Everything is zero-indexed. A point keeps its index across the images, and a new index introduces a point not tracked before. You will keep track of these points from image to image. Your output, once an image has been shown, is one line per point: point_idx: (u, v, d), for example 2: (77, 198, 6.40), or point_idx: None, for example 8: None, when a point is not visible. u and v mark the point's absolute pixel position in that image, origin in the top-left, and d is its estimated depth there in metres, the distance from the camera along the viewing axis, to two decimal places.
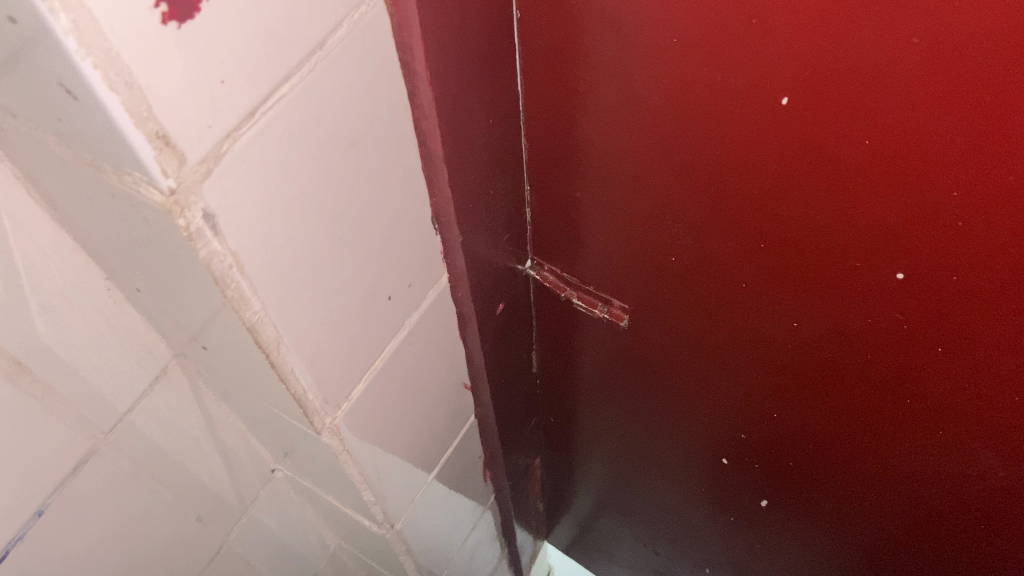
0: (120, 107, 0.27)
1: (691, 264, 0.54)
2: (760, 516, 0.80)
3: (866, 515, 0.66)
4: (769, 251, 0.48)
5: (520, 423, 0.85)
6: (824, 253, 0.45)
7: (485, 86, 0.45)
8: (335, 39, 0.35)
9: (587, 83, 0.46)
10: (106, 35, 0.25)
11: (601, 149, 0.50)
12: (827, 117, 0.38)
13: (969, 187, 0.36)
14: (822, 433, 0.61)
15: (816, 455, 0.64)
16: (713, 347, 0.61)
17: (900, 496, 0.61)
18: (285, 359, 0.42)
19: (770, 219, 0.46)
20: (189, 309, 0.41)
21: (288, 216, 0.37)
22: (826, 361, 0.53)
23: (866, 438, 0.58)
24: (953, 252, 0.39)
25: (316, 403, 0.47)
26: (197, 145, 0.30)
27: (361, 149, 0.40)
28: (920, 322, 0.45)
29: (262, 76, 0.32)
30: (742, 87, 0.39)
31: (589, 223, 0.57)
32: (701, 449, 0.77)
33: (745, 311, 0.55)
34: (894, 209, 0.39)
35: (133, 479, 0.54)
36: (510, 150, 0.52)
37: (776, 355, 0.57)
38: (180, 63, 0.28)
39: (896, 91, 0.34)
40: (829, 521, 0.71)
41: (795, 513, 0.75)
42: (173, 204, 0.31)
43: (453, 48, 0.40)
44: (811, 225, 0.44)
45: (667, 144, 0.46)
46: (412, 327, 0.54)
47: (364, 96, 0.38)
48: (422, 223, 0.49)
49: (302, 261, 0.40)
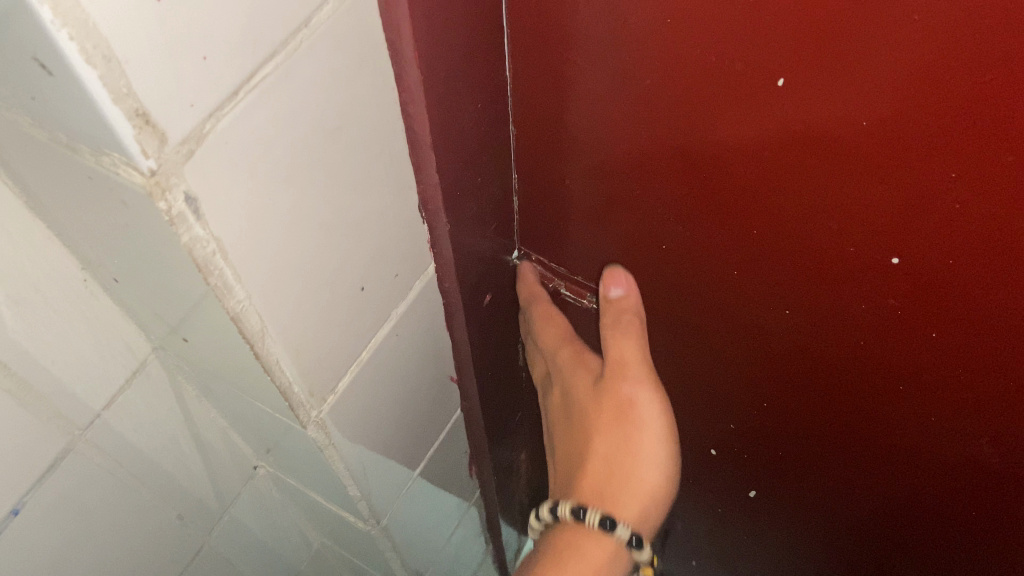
0: (98, 82, 0.25)
1: (682, 252, 0.53)
2: (749, 507, 0.80)
3: (856, 504, 0.66)
4: (762, 239, 0.47)
5: (507, 417, 0.84)
6: (819, 239, 0.45)
7: (472, 71, 0.44)
8: (321, 18, 0.33)
9: (574, 70, 0.45)
10: (83, 6, 0.24)
11: (590, 134, 0.49)
12: (822, 99, 0.37)
13: (969, 169, 0.35)
14: (813, 422, 0.60)
15: (806, 444, 0.64)
16: (703, 337, 0.60)
17: (892, 485, 0.61)
18: (271, 349, 0.41)
19: (763, 206, 0.45)
20: (171, 300, 0.40)
21: (274, 200, 0.36)
22: (819, 348, 0.53)
23: (857, 427, 0.57)
24: (951, 235, 0.39)
25: (302, 396, 0.46)
26: (178, 125, 0.29)
27: (348, 132, 0.39)
28: (915, 308, 0.45)
29: (244, 55, 0.30)
30: (735, 70, 0.38)
31: (577, 212, 0.57)
32: (690, 440, 0.76)
33: (737, 301, 0.54)
34: (892, 191, 0.39)
35: (111, 477, 0.52)
36: (497, 137, 0.52)
37: (766, 342, 0.56)
38: (161, 39, 0.27)
39: (893, 72, 0.34)
40: (818, 510, 0.71)
41: (784, 503, 0.75)
42: (154, 186, 0.29)
43: (442, 30, 0.39)
44: (807, 210, 0.43)
45: (659, 128, 0.45)
46: (399, 318, 0.53)
47: (352, 78, 0.37)
48: (409, 212, 0.48)
49: (287, 247, 0.38)
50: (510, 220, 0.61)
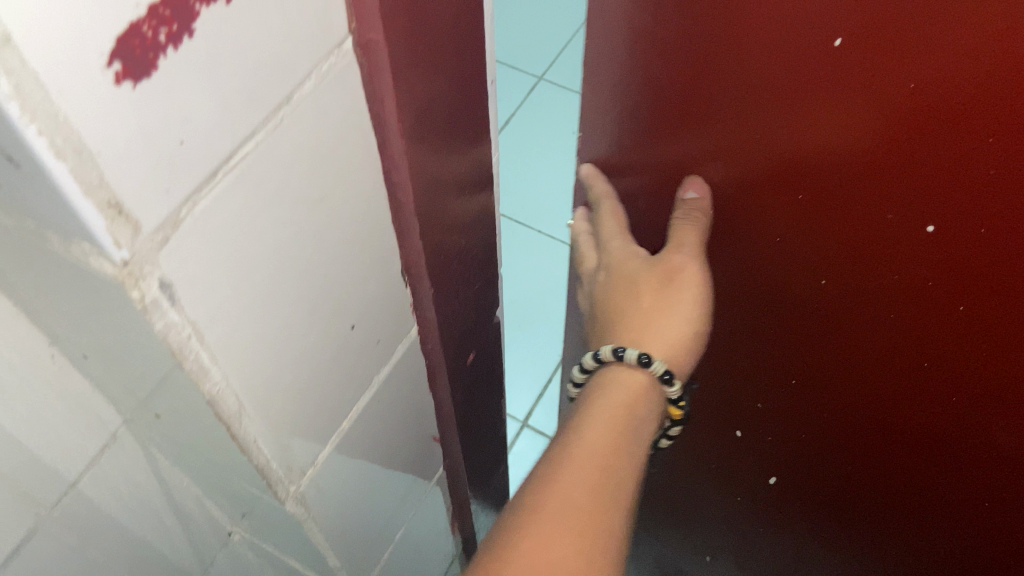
0: (68, 177, 0.24)
1: (724, 229, 0.55)
2: (766, 496, 0.83)
3: (875, 484, 0.69)
4: (807, 212, 0.49)
5: (491, 469, 0.83)
6: (855, 205, 0.46)
7: (453, 134, 0.43)
8: (300, 94, 0.32)
9: (640, 42, 0.46)
10: (53, 99, 0.22)
11: (640, 109, 0.50)
12: (876, 59, 0.38)
13: (1013, 132, 0.37)
14: (838, 398, 0.62)
15: (828, 424, 0.66)
16: (733, 314, 0.62)
17: (911, 461, 0.63)
18: (247, 430, 0.39)
19: (803, 173, 0.47)
20: (143, 377, 0.38)
21: (252, 279, 0.35)
22: (846, 321, 0.55)
23: (880, 403, 0.60)
24: (988, 202, 0.41)
25: (280, 472, 0.44)
26: (153, 213, 0.28)
27: (329, 205, 0.38)
28: (944, 277, 0.47)
29: (222, 137, 0.29)
30: (791, 32, 0.39)
31: (622, 189, 0.58)
32: (714, 424, 0.78)
33: (772, 273, 0.56)
34: (933, 155, 0.41)
35: (80, 556, 0.50)
36: (481, 195, 0.51)
37: (800, 320, 0.58)
38: (138, 128, 0.26)
39: (945, 30, 0.35)
40: (836, 493, 0.74)
41: (804, 486, 0.77)
42: (127, 275, 0.28)
43: (423, 98, 0.39)
44: (847, 175, 0.45)
45: (708, 95, 0.46)
46: (381, 384, 0.51)
47: (333, 152, 0.36)
48: (392, 277, 0.47)
49: (267, 322, 0.37)
50: (495, 275, 0.60)
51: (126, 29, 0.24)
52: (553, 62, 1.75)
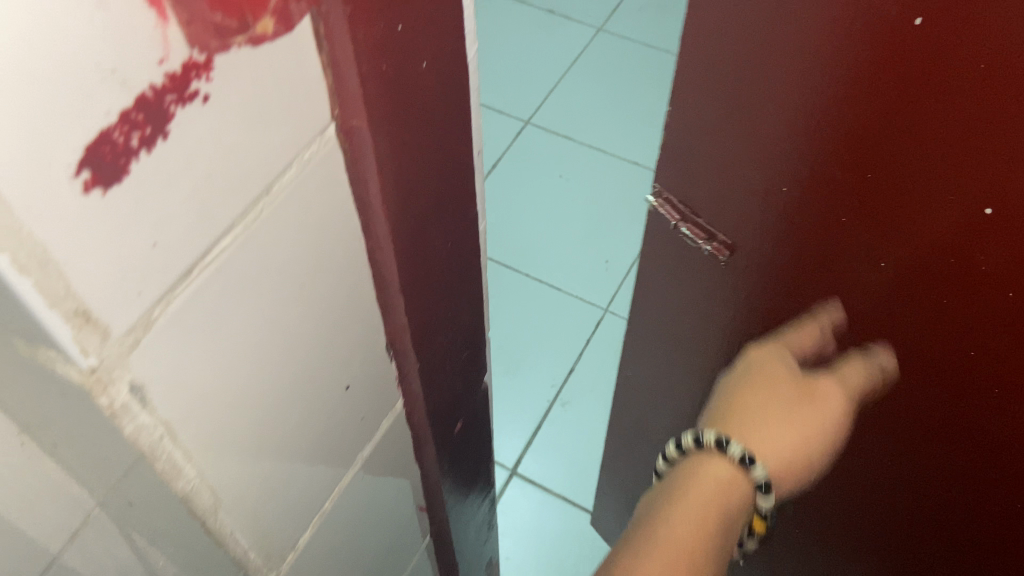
0: (33, 291, 0.23)
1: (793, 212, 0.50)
2: (775, 554, 0.77)
3: (900, 534, 0.60)
4: (859, 204, 0.45)
5: (479, 534, 0.81)
6: (914, 174, 0.41)
7: (437, 211, 0.43)
8: (283, 183, 0.32)
9: None
10: (16, 216, 0.21)
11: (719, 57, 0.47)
12: None
13: None
14: (875, 418, 0.55)
15: (861, 448, 0.59)
16: (781, 308, 0.56)
17: (941, 508, 0.55)
18: (222, 522, 0.38)
19: (864, 132, 0.42)
20: (111, 470, 0.37)
21: (228, 372, 0.34)
22: (895, 322, 0.48)
23: (917, 427, 0.52)
24: None
25: (257, 561, 0.43)
26: (123, 317, 0.27)
27: (311, 290, 0.37)
28: (999, 273, 0.40)
29: (202, 232, 0.28)
30: None
31: (690, 153, 0.54)
32: None
33: (823, 260, 0.50)
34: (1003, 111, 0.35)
35: None
36: (467, 266, 0.50)
37: (839, 326, 0.53)
38: (110, 232, 0.25)
39: None
40: (857, 540, 0.65)
41: (828, 525, 0.67)
42: (94, 382, 0.27)
43: (407, 179, 0.38)
44: (909, 137, 0.40)
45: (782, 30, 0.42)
46: (364, 461, 0.50)
47: (319, 235, 0.36)
48: (376, 354, 0.46)
49: (244, 411, 0.36)
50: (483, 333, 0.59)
51: (96, 144, 0.23)
52: (539, 107, 1.76)
